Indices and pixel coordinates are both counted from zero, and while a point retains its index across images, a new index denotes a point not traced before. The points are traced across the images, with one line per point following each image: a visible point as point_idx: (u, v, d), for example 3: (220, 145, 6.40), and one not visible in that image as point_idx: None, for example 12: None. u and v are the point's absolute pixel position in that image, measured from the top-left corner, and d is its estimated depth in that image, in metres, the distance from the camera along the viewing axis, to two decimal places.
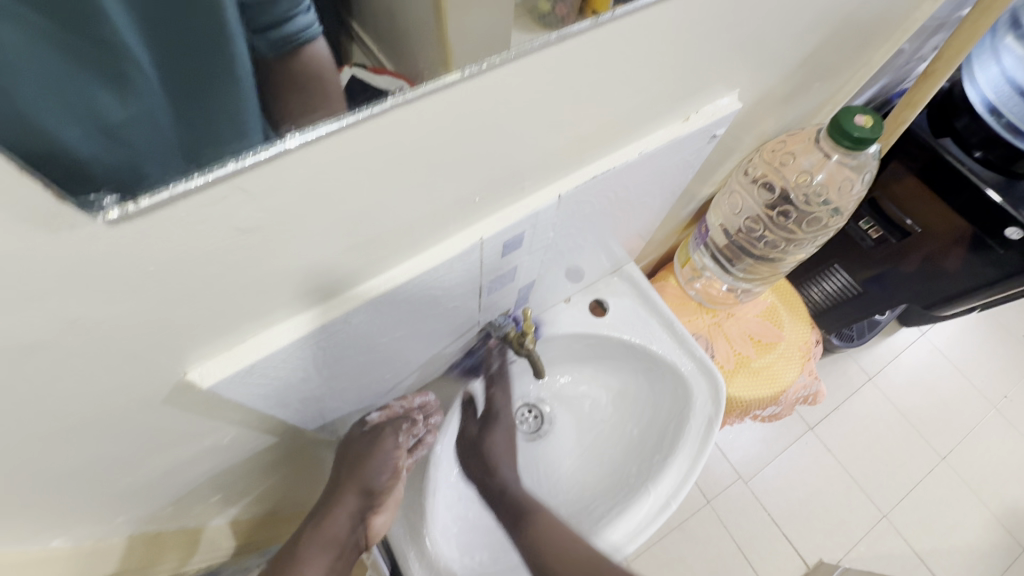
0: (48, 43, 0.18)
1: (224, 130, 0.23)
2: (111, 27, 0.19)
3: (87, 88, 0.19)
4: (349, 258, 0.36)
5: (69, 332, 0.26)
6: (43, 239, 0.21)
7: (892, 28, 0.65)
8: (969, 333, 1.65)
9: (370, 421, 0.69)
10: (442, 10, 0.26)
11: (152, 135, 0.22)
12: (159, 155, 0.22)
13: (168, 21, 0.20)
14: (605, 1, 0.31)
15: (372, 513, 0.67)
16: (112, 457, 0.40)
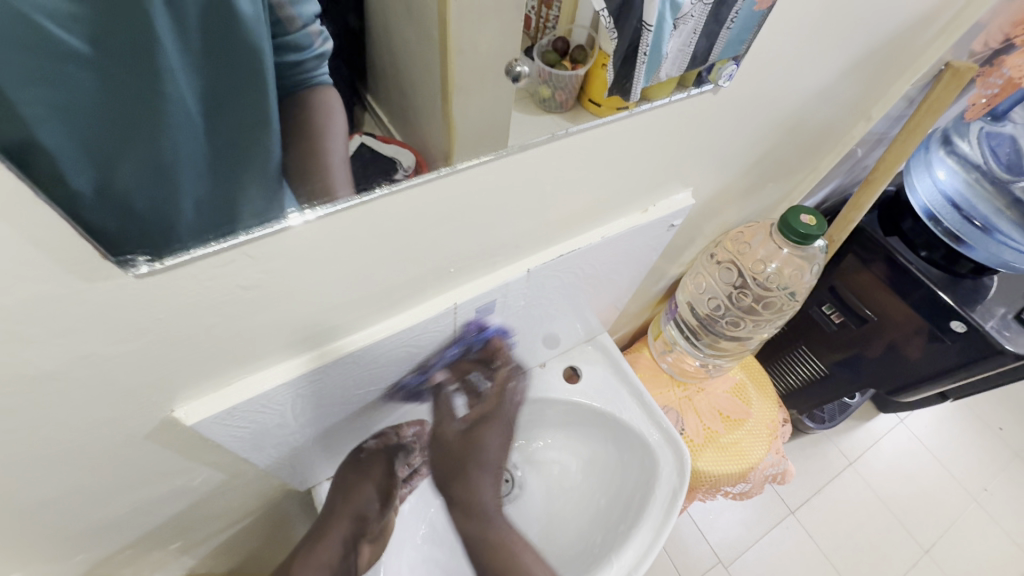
0: (116, 98, 0.20)
1: (251, 173, 0.26)
2: (175, 90, 0.21)
3: (142, 133, 0.22)
4: (335, 314, 0.41)
5: (79, 365, 0.30)
6: (80, 283, 0.25)
7: (834, 139, 0.74)
8: (946, 422, 1.68)
9: (366, 448, 0.68)
10: (448, 96, 0.29)
11: (189, 200, 0.25)
12: (188, 218, 0.26)
13: (228, 97, 0.23)
14: (599, 92, 0.38)
15: (363, 541, 0.69)
16: (90, 488, 0.42)
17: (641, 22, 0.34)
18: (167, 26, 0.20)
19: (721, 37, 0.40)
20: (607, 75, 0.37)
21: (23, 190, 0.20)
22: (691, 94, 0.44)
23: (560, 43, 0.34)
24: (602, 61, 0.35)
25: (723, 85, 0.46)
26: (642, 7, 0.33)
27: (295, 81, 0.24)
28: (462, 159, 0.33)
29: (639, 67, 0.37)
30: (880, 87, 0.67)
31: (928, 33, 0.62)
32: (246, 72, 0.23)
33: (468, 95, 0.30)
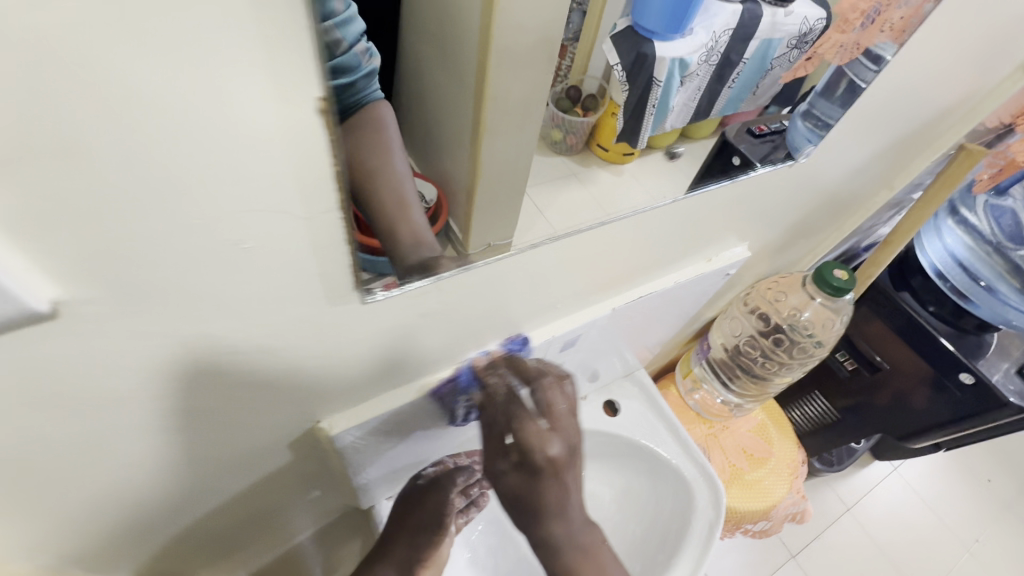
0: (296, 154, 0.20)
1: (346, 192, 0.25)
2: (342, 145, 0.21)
3: (316, 182, 0.22)
4: (460, 344, 0.45)
5: (280, 373, 0.34)
6: (325, 304, 0.29)
7: (859, 204, 0.82)
8: (940, 472, 1.73)
9: (426, 474, 0.73)
10: (478, 135, 0.31)
11: (338, 237, 0.25)
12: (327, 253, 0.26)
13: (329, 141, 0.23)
14: (607, 137, 0.44)
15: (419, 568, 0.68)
16: (218, 487, 0.45)
17: (653, 77, 0.41)
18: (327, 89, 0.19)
19: (722, 93, 0.49)
20: (615, 122, 0.43)
21: (339, 236, 0.25)
22: (772, 168, 0.54)
23: (572, 91, 0.39)
24: (612, 110, 0.42)
25: (801, 160, 0.56)
26: (654, 63, 0.40)
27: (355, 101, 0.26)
28: (604, 213, 0.43)
29: (646, 116, 0.44)
30: (905, 162, 0.75)
31: (951, 120, 0.70)
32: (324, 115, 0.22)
33: (496, 133, 0.32)
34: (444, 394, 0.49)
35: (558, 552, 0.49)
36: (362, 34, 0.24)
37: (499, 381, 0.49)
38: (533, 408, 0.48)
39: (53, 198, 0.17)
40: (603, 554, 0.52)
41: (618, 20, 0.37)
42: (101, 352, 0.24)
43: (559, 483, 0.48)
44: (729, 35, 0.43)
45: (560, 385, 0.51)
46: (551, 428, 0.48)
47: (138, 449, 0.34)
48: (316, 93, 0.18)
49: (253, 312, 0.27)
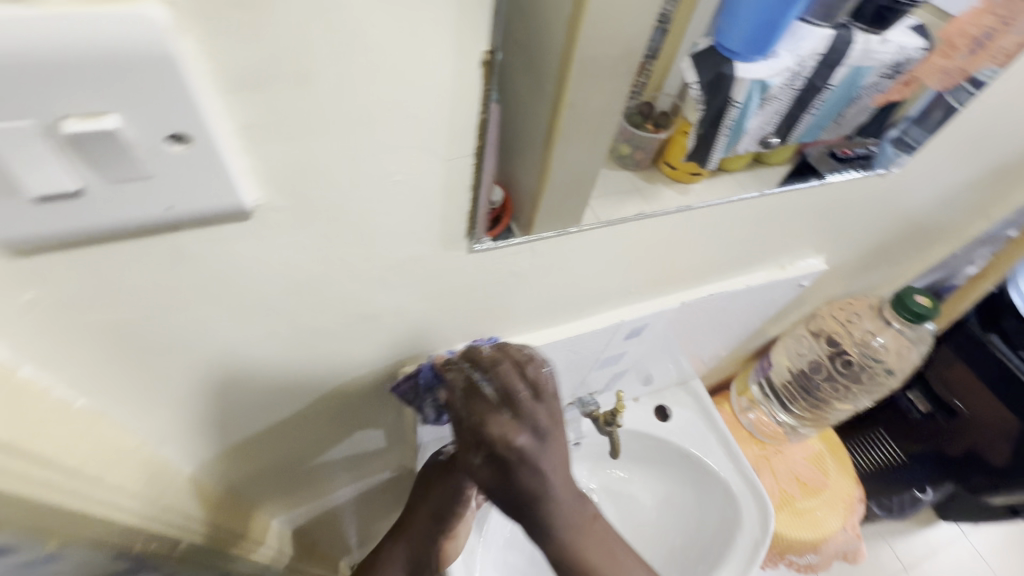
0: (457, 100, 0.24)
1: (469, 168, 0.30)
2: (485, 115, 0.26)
3: (464, 128, 0.26)
4: (536, 315, 0.48)
5: (384, 314, 0.38)
6: (439, 248, 0.33)
7: (951, 233, 0.78)
8: (1016, 546, 1.57)
9: (448, 451, 0.65)
10: (553, 137, 0.35)
11: (466, 182, 0.29)
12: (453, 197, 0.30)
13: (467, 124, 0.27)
14: (675, 155, 0.47)
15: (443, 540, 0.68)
16: (305, 420, 0.50)
17: (729, 98, 0.43)
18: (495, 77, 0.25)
19: (804, 119, 0.49)
20: (686, 141, 0.47)
21: (467, 180, 0.29)
22: (858, 172, 0.53)
23: (645, 107, 0.44)
24: (683, 128, 0.46)
25: (892, 171, 0.55)
26: (732, 83, 0.43)
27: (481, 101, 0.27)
28: (694, 201, 0.45)
29: (720, 137, 0.46)
30: (1006, 191, 0.72)
31: None
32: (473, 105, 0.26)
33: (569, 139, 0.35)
34: (407, 390, 0.47)
35: (550, 535, 0.39)
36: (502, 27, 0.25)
37: (457, 375, 0.42)
38: (492, 396, 0.39)
39: (279, 113, 0.22)
40: (599, 529, 0.42)
41: (698, 39, 0.41)
42: (264, 262, 0.29)
43: (534, 466, 0.36)
44: (815, 60, 0.44)
45: (521, 364, 0.41)
46: (517, 417, 0.37)
47: (259, 366, 0.39)
48: (484, 47, 0.23)
49: (382, 244, 0.31)
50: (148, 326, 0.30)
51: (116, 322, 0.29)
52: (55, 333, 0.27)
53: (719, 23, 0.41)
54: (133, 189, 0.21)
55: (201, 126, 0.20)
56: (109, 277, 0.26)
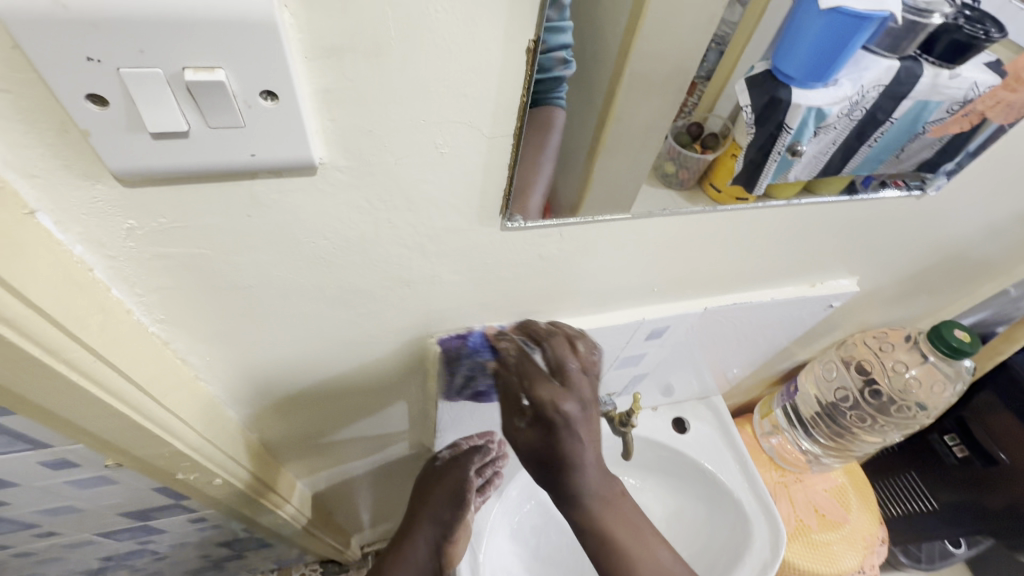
0: (503, 83, 0.27)
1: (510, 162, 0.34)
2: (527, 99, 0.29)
3: (506, 109, 0.29)
4: (560, 302, 0.51)
5: (422, 281, 0.42)
6: (476, 221, 0.37)
7: (1000, 269, 0.76)
8: None
9: (443, 457, 0.81)
10: (596, 148, 0.42)
11: (505, 161, 0.32)
12: (492, 174, 0.33)
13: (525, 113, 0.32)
14: (721, 177, 0.47)
15: (444, 539, 0.80)
16: (338, 380, 0.54)
17: (783, 123, 0.47)
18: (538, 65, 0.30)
19: (862, 151, 0.51)
20: (733, 164, 0.47)
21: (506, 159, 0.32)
22: (899, 194, 0.53)
23: (694, 128, 0.46)
24: (732, 150, 0.47)
25: (928, 192, 0.55)
26: (789, 108, 0.46)
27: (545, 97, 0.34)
28: (722, 204, 0.46)
29: (767, 163, 0.48)
30: None
31: None
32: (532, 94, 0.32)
33: (611, 153, 0.43)
34: (451, 352, 0.51)
35: (583, 501, 0.55)
36: (563, 43, 0.33)
37: (510, 346, 0.52)
38: (545, 366, 0.53)
39: (352, 83, 0.25)
40: (619, 503, 0.57)
41: (756, 62, 0.45)
42: (322, 218, 0.33)
43: (572, 438, 0.53)
44: (877, 91, 0.47)
45: (571, 341, 0.53)
46: (565, 386, 0.53)
47: (304, 319, 0.43)
48: (530, 37, 0.26)
49: (425, 213, 0.35)
50: (219, 265, 0.35)
51: (192, 258, 0.33)
52: (144, 260, 0.32)
53: (777, 49, 0.44)
54: (226, 136, 0.25)
55: (289, 86, 0.24)
56: (194, 215, 0.30)
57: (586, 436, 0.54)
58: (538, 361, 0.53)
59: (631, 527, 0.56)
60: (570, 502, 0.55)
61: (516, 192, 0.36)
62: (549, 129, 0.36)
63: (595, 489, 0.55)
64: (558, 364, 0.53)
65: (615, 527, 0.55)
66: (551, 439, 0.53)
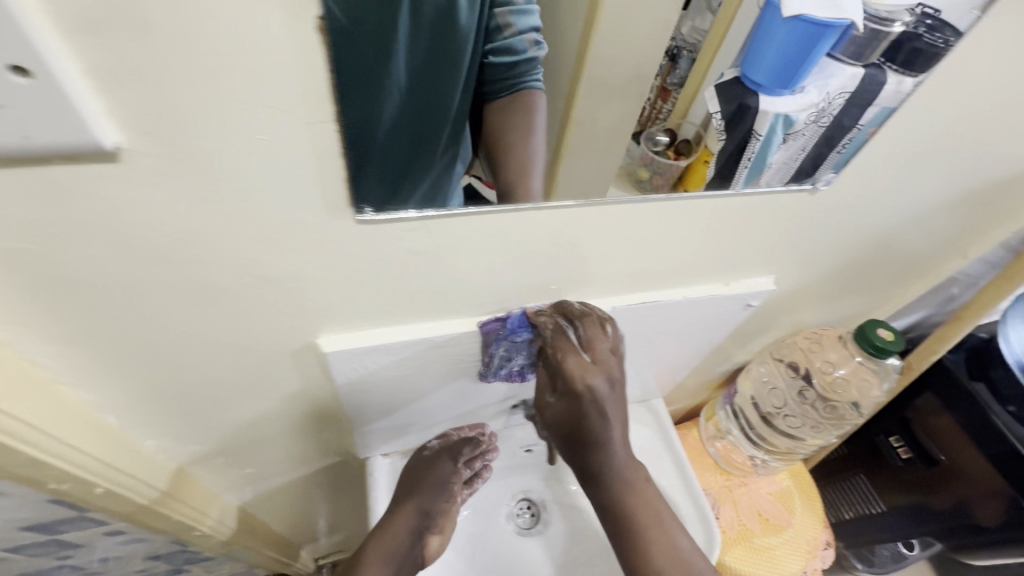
0: (300, 63, 0.27)
1: (425, 150, 0.37)
2: (391, 59, 0.33)
3: (315, 92, 0.28)
4: (452, 299, 0.49)
5: (287, 276, 0.40)
6: (324, 213, 0.35)
7: (927, 267, 0.76)
8: None
9: (431, 446, 0.77)
10: (560, 152, 0.45)
11: (333, 149, 0.31)
12: (322, 162, 0.32)
13: (424, 87, 0.36)
14: (692, 184, 0.48)
15: (430, 533, 0.72)
16: (230, 383, 0.52)
17: (750, 129, 0.48)
18: (407, 30, 0.34)
19: (829, 157, 0.49)
20: (704, 170, 0.49)
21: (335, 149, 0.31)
22: (799, 190, 0.50)
23: (665, 135, 0.49)
24: (704, 157, 0.49)
25: (820, 188, 0.51)
26: (755, 115, 0.47)
27: (512, 84, 0.41)
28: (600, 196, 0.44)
29: (739, 169, 0.49)
30: (981, 227, 0.69)
31: None
32: (439, 68, 0.37)
33: (576, 154, 0.46)
34: (490, 332, 0.55)
35: (606, 481, 0.60)
36: (531, 26, 0.40)
37: (547, 322, 0.54)
38: (577, 342, 0.54)
39: (127, 62, 0.24)
40: (643, 488, 0.61)
41: (726, 70, 0.47)
42: (147, 208, 0.31)
43: (599, 418, 0.56)
44: (844, 98, 0.45)
45: (603, 324, 0.55)
46: (595, 364, 0.55)
47: (167, 318, 0.41)
48: (314, 13, 0.25)
49: (263, 203, 0.33)
50: (45, 258, 0.33)
51: (12, 250, 0.32)
52: None
53: (745, 57, 0.46)
54: None
55: (42, 61, 0.22)
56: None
57: (611, 418, 0.57)
58: (570, 337, 0.54)
59: (650, 513, 0.61)
60: (595, 481, 0.60)
61: (514, 176, 0.43)
62: (528, 122, 0.44)
63: (619, 471, 0.59)
64: (587, 344, 0.54)
65: (634, 507, 0.60)
66: (580, 416, 0.56)
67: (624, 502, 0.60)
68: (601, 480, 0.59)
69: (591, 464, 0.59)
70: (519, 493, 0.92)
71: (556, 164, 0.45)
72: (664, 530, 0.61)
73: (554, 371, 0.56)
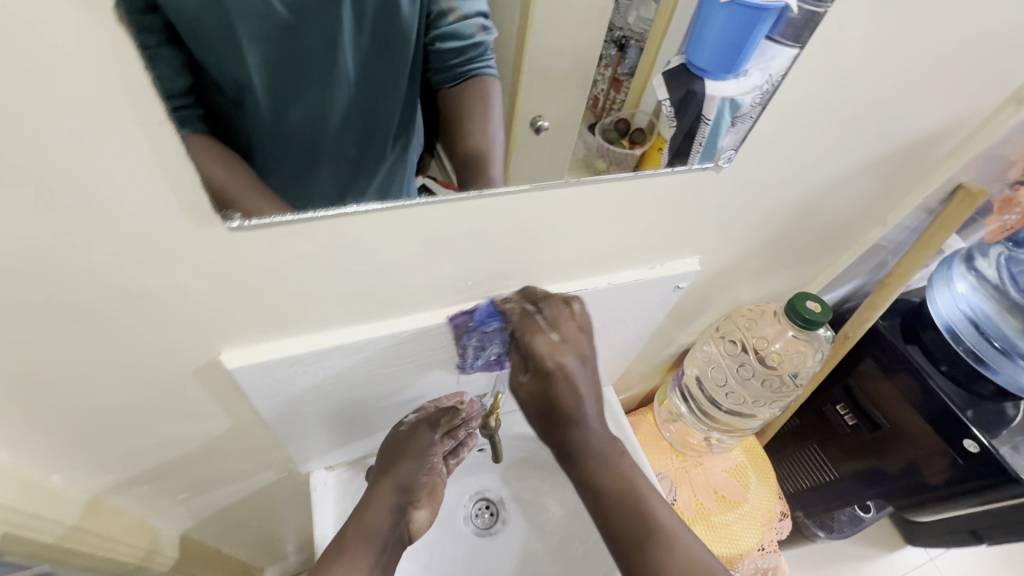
0: (106, 62, 0.25)
1: (381, 142, 0.38)
2: (336, 54, 0.32)
3: (136, 93, 0.26)
4: (364, 302, 0.48)
5: (167, 292, 0.38)
6: (190, 224, 0.34)
7: (852, 237, 0.78)
8: None
9: (407, 421, 0.70)
10: (511, 148, 0.42)
11: (177, 153, 0.30)
12: (169, 168, 0.30)
13: (376, 79, 0.35)
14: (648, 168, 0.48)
15: (414, 508, 0.67)
16: (134, 408, 0.49)
17: (700, 115, 0.45)
18: (350, 23, 0.32)
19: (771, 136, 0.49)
20: (659, 158, 0.47)
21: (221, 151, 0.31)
22: (700, 168, 0.50)
23: (620, 124, 0.45)
24: (658, 145, 0.47)
25: (723, 166, 0.51)
26: (701, 101, 0.44)
27: (459, 73, 0.38)
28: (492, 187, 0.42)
29: (693, 152, 0.48)
30: (896, 194, 0.71)
31: (940, 151, 0.64)
32: (390, 59, 0.35)
33: (526, 151, 0.43)
34: (460, 324, 0.55)
35: (584, 454, 0.62)
36: (478, 12, 0.36)
37: (514, 306, 0.55)
38: (544, 323, 0.56)
39: None
40: (620, 461, 0.63)
41: (672, 57, 0.43)
42: None
43: (575, 388, 0.59)
44: (782, 78, 0.44)
45: (568, 303, 0.57)
46: (563, 342, 0.57)
47: (38, 346, 0.38)
48: (110, 6, 0.23)
49: (116, 216, 0.31)
50: None
51: None
52: None
53: (689, 42, 0.42)
54: None
55: None
56: None
57: (586, 388, 0.60)
58: (537, 320, 0.56)
59: (629, 490, 0.61)
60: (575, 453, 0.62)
61: (471, 168, 0.42)
62: (480, 111, 0.40)
63: (596, 443, 0.62)
64: (554, 322, 0.56)
65: (611, 480, 0.61)
66: (556, 391, 0.59)
67: (601, 475, 0.62)
68: (577, 452, 0.62)
69: (568, 439, 0.62)
70: (476, 493, 0.90)
71: (508, 159, 0.43)
72: (642, 503, 0.61)
73: (524, 353, 0.57)
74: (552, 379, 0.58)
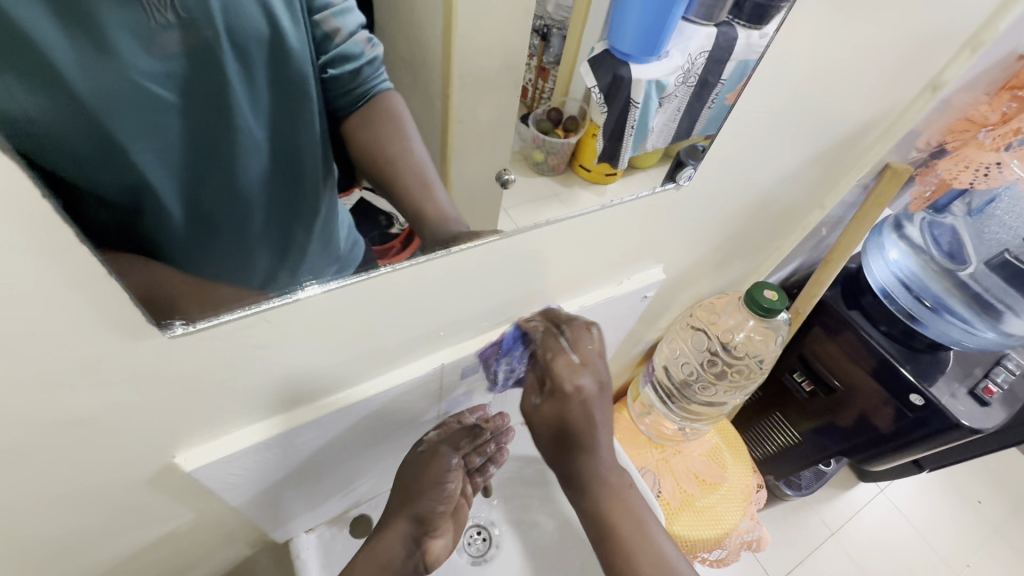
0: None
1: (305, 191, 0.34)
2: (235, 117, 0.28)
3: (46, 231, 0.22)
4: (332, 372, 0.44)
5: (105, 412, 0.33)
6: (124, 340, 0.30)
7: (796, 222, 0.81)
8: (956, 502, 1.49)
9: (428, 438, 0.66)
10: (446, 157, 0.38)
11: (97, 278, 0.26)
12: (91, 294, 0.26)
13: (285, 129, 0.31)
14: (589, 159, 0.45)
15: (430, 538, 0.63)
16: (80, 532, 0.43)
17: (629, 98, 0.42)
18: (239, 76, 0.27)
19: (702, 113, 0.45)
20: (596, 143, 0.44)
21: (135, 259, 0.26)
22: (656, 191, 0.50)
23: (552, 113, 0.42)
24: (592, 131, 0.44)
25: (684, 184, 0.52)
26: (630, 86, 0.42)
27: (355, 95, 0.33)
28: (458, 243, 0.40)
29: (625, 137, 0.45)
30: (834, 179, 0.74)
31: (869, 138, 0.68)
32: (295, 103, 0.31)
33: (464, 159, 0.39)
34: (489, 353, 0.56)
35: (590, 488, 0.62)
36: (360, 23, 0.30)
37: (538, 324, 0.56)
38: (566, 343, 0.56)
39: None
40: (630, 495, 0.64)
41: (595, 43, 0.40)
42: None
43: (586, 418, 0.57)
44: (705, 57, 0.41)
45: (590, 328, 0.57)
46: (583, 363, 0.56)
47: None
48: None
49: (31, 352, 0.27)
50: None
51: None
52: None
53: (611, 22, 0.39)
54: None
55: None
56: None
57: (596, 418, 0.58)
58: (559, 339, 0.56)
59: (628, 522, 0.62)
60: (580, 487, 0.62)
61: (415, 186, 0.37)
62: (402, 125, 0.35)
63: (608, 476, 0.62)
64: (575, 345, 0.56)
65: (622, 520, 0.62)
66: (568, 415, 0.58)
67: (608, 510, 0.62)
68: (585, 486, 0.62)
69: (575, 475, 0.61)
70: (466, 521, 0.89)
71: (445, 170, 0.38)
72: (649, 535, 0.62)
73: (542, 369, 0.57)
74: (565, 404, 0.57)
